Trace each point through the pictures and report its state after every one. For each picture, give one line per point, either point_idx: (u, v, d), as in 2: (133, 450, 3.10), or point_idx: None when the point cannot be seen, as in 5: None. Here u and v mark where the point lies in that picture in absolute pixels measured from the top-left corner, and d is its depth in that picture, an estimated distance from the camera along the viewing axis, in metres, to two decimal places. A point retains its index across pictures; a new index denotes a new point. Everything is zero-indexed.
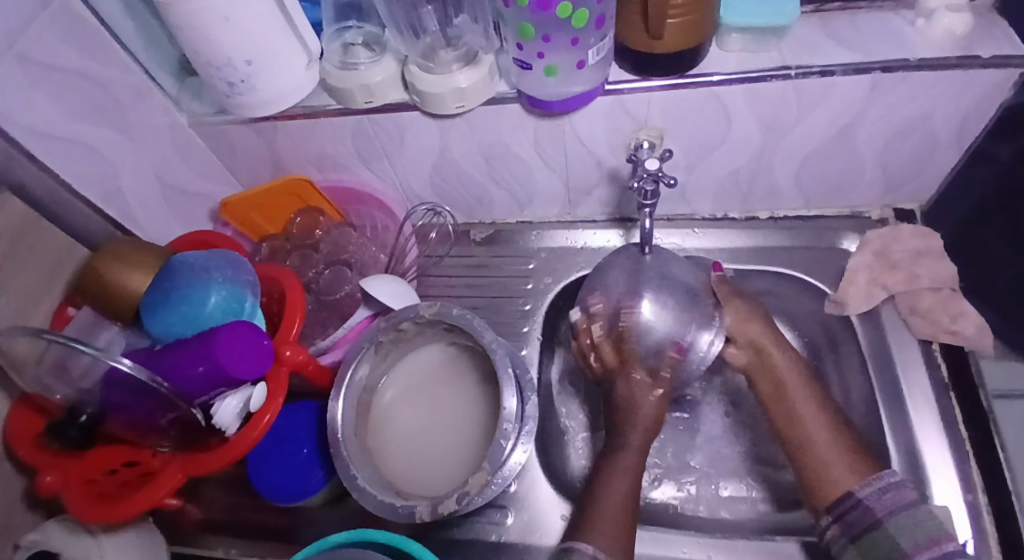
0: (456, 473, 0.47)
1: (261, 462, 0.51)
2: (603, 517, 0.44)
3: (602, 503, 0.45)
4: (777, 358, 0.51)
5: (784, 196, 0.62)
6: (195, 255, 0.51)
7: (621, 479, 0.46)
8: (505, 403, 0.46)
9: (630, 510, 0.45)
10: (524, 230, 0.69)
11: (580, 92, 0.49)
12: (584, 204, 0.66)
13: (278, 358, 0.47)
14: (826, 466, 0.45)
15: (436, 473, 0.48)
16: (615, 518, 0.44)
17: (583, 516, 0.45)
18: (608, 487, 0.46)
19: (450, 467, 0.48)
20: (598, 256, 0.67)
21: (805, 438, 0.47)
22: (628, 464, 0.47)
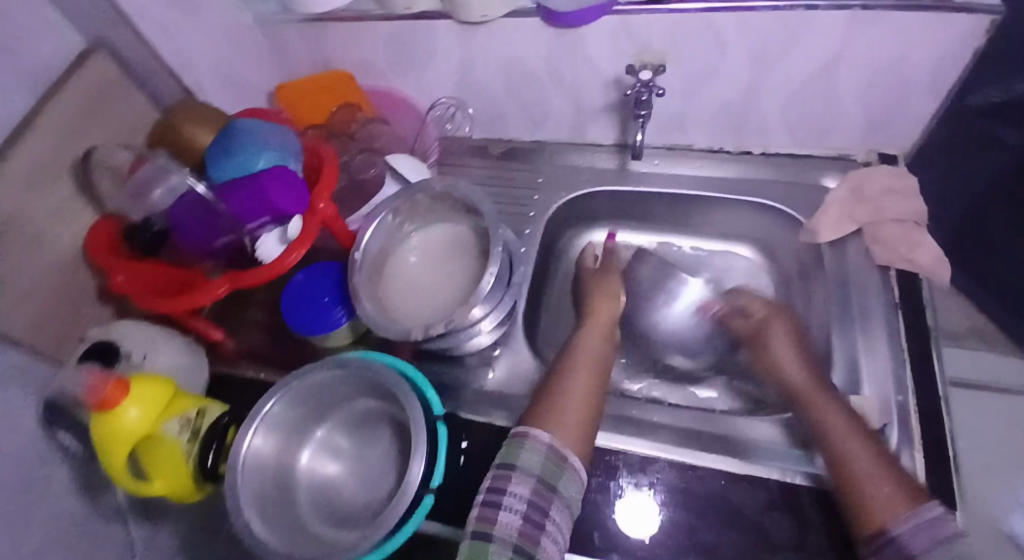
0: (445, 312, 0.56)
1: (290, 304, 0.62)
2: (867, 483, 0.44)
3: (855, 461, 0.45)
4: (785, 364, 0.57)
5: (776, 134, 0.68)
6: (255, 124, 0.60)
7: (572, 395, 0.52)
8: (491, 262, 0.56)
9: (591, 407, 0.52)
10: (538, 150, 0.75)
11: (569, 11, 0.57)
12: (591, 129, 0.72)
13: (313, 210, 0.56)
14: (864, 482, 0.44)
15: (432, 314, 0.57)
16: (574, 422, 0.50)
17: (543, 409, 0.51)
18: (563, 391, 0.53)
19: (441, 310, 0.57)
20: (600, 177, 0.72)
21: (841, 449, 0.47)
22: (581, 388, 0.53)
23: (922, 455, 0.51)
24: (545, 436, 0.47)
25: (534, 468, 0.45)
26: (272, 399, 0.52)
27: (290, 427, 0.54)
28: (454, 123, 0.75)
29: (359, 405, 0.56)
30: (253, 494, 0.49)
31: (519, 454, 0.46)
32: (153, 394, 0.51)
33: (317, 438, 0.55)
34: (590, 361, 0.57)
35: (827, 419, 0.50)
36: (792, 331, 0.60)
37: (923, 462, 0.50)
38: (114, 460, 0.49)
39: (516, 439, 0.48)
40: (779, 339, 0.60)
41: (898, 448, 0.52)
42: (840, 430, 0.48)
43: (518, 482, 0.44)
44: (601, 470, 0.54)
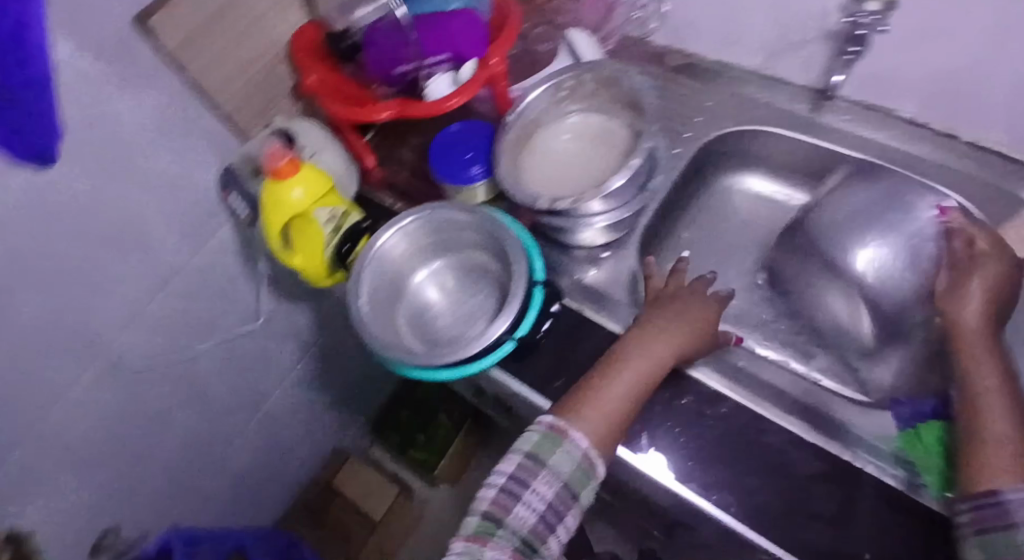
0: (573, 191, 0.58)
1: (437, 150, 0.67)
2: (990, 444, 0.37)
3: (992, 427, 0.38)
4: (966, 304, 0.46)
5: (996, 126, 0.58)
6: None
7: (615, 389, 0.48)
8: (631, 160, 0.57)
9: (628, 411, 0.48)
10: (716, 71, 0.72)
11: None
12: (783, 61, 0.67)
13: (484, 64, 0.58)
14: (986, 445, 0.37)
15: (561, 190, 0.59)
16: (603, 423, 0.47)
17: (586, 395, 0.48)
18: (609, 381, 0.48)
19: (570, 189, 0.58)
20: (770, 118, 0.67)
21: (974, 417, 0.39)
22: (627, 388, 0.48)
23: None
24: (579, 442, 0.45)
25: (564, 472, 0.44)
26: (406, 221, 0.59)
27: (413, 249, 0.60)
28: (643, 13, 0.73)
29: (476, 256, 0.61)
30: (368, 282, 0.58)
31: (551, 449, 0.45)
32: (314, 180, 0.58)
33: (433, 269, 0.62)
34: (648, 360, 0.50)
35: (976, 374, 0.42)
36: (1008, 275, 0.47)
37: None
38: (272, 225, 0.58)
39: (551, 432, 0.46)
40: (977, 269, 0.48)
41: None
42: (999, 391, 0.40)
43: (540, 481, 0.44)
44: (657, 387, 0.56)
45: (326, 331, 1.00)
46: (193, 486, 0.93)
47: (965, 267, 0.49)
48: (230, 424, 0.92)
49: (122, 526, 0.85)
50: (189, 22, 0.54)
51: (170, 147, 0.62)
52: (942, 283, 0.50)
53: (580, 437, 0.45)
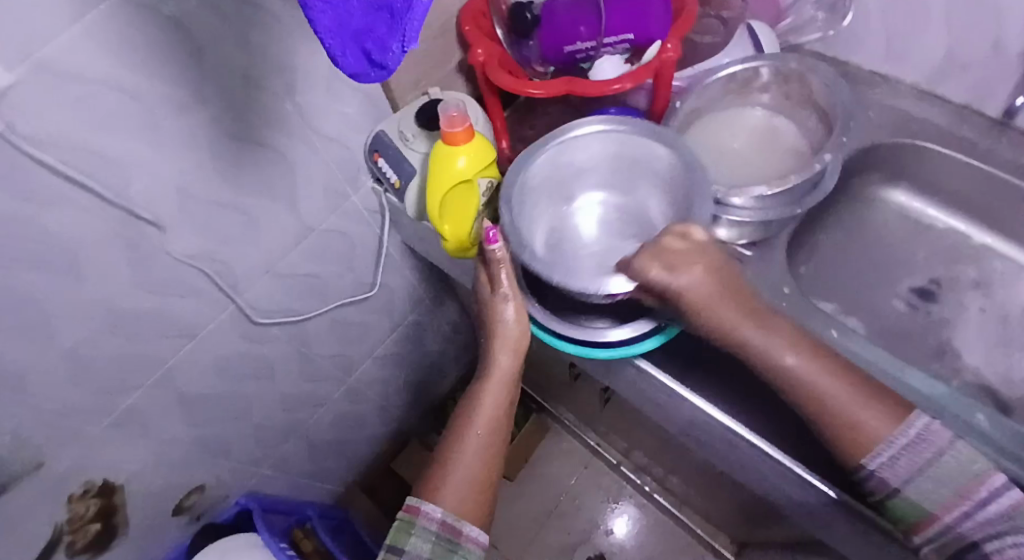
0: (745, 180, 0.59)
1: None
2: (848, 423, 0.43)
3: (836, 406, 0.43)
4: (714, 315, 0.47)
5: None
6: None
7: (469, 455, 0.57)
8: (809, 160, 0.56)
9: (482, 471, 0.56)
10: (871, 83, 0.70)
11: None
12: (952, 81, 0.65)
13: (662, 50, 0.57)
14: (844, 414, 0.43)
15: (728, 176, 0.59)
16: (476, 464, 0.56)
17: (445, 477, 0.55)
18: (459, 462, 0.56)
19: (741, 177, 0.59)
20: (931, 137, 0.66)
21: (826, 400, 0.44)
22: (487, 425, 0.58)
23: None
24: (428, 516, 0.53)
25: (421, 549, 0.51)
26: (550, 142, 0.57)
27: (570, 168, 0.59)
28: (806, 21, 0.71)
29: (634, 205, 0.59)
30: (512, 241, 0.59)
31: (409, 535, 0.52)
32: (480, 150, 0.57)
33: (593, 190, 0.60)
34: (484, 422, 0.58)
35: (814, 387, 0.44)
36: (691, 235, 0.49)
37: None
38: (432, 189, 0.58)
39: (402, 530, 0.53)
40: (690, 251, 0.47)
41: None
42: (739, 321, 0.46)
43: (426, 518, 0.53)
44: None
45: (421, 310, 1.00)
46: (279, 448, 0.95)
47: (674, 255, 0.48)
48: (322, 391, 0.94)
49: (216, 478, 0.87)
50: None
51: (334, 107, 0.63)
52: (671, 240, 0.49)
53: (444, 513, 0.53)
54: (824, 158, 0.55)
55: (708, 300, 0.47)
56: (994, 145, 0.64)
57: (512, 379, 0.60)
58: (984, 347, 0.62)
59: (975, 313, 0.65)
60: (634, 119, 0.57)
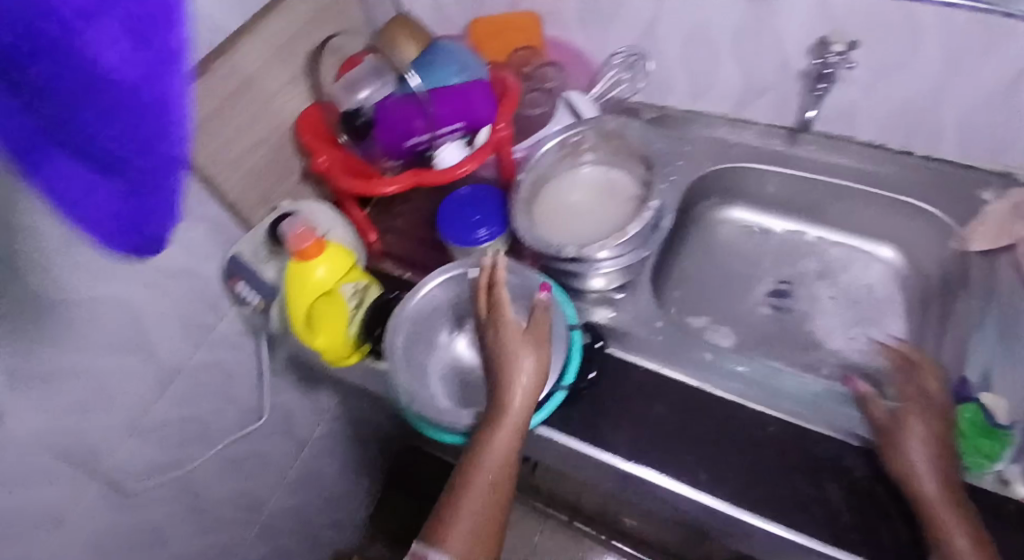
0: (589, 236, 0.61)
1: (447, 212, 0.68)
2: (942, 527, 0.44)
3: (941, 514, 0.45)
4: (912, 453, 0.48)
5: (943, 141, 0.68)
6: (458, 47, 0.66)
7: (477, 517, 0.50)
8: (643, 207, 0.61)
9: (494, 522, 0.51)
10: (689, 120, 0.78)
11: None
12: (752, 107, 0.74)
13: (494, 129, 0.62)
14: (947, 528, 0.44)
15: (573, 235, 0.62)
16: (472, 550, 0.49)
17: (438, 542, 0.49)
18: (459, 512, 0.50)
19: (585, 234, 0.62)
20: (749, 154, 0.74)
21: (927, 500, 0.46)
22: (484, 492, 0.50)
23: None
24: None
25: None
26: (399, 330, 0.57)
27: (455, 303, 0.60)
28: (621, 81, 0.77)
29: None
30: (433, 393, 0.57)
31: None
32: (339, 258, 0.57)
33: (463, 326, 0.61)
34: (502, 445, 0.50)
35: (935, 511, 0.45)
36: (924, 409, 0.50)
37: None
38: (296, 305, 0.56)
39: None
40: (915, 421, 0.49)
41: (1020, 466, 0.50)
42: (922, 469, 0.47)
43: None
44: (700, 413, 0.58)
45: (328, 418, 0.95)
46: None
47: (898, 426, 0.50)
48: (230, 537, 0.85)
49: None
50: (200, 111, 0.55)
51: (178, 239, 0.61)
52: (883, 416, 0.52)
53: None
54: (654, 204, 0.60)
55: (914, 450, 0.48)
56: (799, 149, 0.73)
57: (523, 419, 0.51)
58: (840, 328, 0.70)
59: (827, 301, 0.72)
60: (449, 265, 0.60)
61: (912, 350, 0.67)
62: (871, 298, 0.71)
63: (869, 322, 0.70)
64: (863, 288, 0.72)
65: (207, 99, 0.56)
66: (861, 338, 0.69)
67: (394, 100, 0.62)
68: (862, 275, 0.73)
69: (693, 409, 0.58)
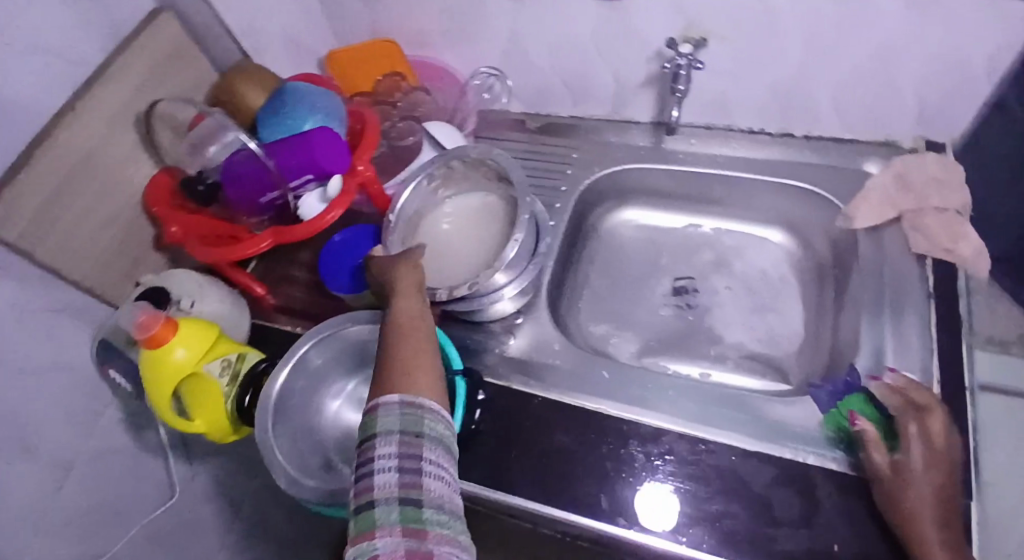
0: (465, 273, 0.60)
1: (329, 259, 0.65)
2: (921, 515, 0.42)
3: (917, 504, 0.43)
4: (906, 449, 0.46)
5: (820, 119, 0.67)
6: (307, 88, 0.62)
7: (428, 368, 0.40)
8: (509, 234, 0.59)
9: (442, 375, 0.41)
10: (574, 126, 0.76)
11: None
12: (631, 106, 0.72)
13: (352, 171, 0.59)
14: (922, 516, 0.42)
15: (450, 274, 0.61)
16: (434, 369, 0.40)
17: (403, 368, 0.39)
18: (414, 345, 0.42)
19: (461, 271, 0.61)
20: (635, 155, 0.73)
21: (911, 495, 0.43)
22: (427, 337, 0.44)
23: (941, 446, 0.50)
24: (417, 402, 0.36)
25: (401, 437, 0.35)
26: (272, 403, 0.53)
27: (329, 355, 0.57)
28: (490, 92, 0.76)
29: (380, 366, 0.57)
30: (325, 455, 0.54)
31: (422, 425, 0.36)
32: (198, 335, 0.55)
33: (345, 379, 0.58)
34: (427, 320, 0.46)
35: (911, 497, 0.43)
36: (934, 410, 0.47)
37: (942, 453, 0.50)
38: (160, 395, 0.54)
39: (407, 407, 0.36)
40: (924, 416, 0.47)
41: None
42: (908, 457, 0.45)
43: (430, 447, 0.35)
44: (603, 433, 0.55)
45: None
46: None
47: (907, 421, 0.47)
48: None
49: None
50: (27, 205, 0.52)
51: (39, 333, 0.57)
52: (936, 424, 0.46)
53: (405, 395, 0.37)
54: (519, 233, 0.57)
55: (913, 449, 0.45)
56: (676, 143, 0.72)
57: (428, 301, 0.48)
58: (746, 320, 0.69)
59: (732, 293, 0.71)
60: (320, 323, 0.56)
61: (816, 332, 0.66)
62: (775, 284, 0.71)
63: (774, 309, 0.69)
64: (766, 274, 0.71)
65: (36, 190, 0.52)
66: (769, 326, 0.68)
67: (241, 157, 0.58)
68: (764, 261, 0.72)
69: (589, 430, 0.55)
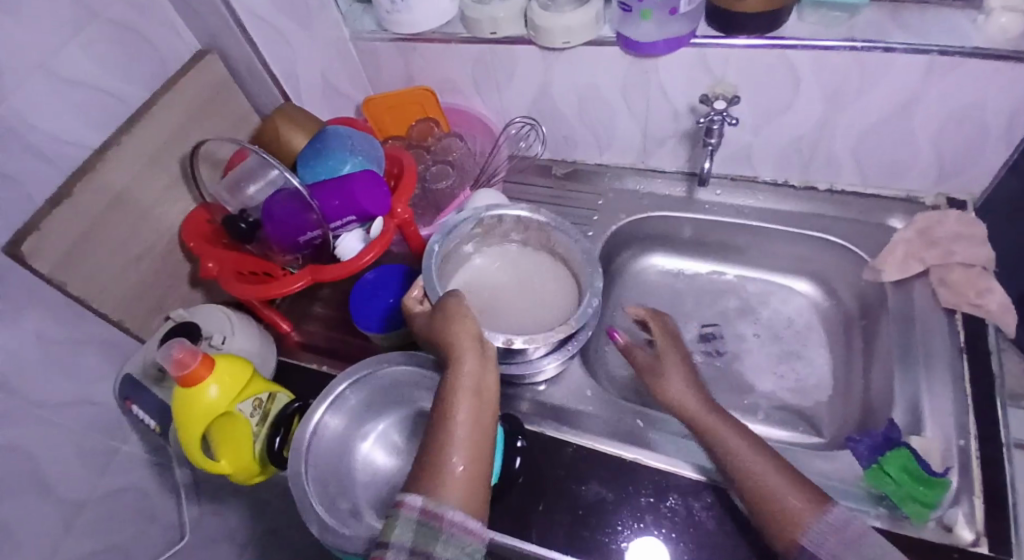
0: (517, 328, 0.60)
1: (358, 297, 0.65)
2: (768, 491, 0.43)
3: (766, 479, 0.44)
4: (700, 416, 0.50)
5: (841, 172, 0.69)
6: (347, 131, 0.64)
7: (467, 458, 0.39)
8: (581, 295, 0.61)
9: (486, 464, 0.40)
10: (599, 173, 0.78)
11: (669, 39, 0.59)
12: (656, 156, 0.74)
13: (392, 214, 0.61)
14: (773, 495, 0.43)
15: (501, 322, 0.61)
16: (474, 468, 0.39)
17: (441, 463, 0.38)
18: (459, 434, 0.40)
19: (512, 324, 0.61)
20: (660, 203, 0.74)
21: (751, 472, 0.45)
22: (474, 420, 0.42)
23: (982, 502, 0.49)
24: (452, 512, 0.36)
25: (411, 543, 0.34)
26: (307, 442, 0.52)
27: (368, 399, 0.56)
28: (527, 142, 0.78)
29: (416, 409, 0.57)
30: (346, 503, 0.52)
31: (434, 544, 0.35)
32: (232, 373, 0.54)
33: (377, 422, 0.57)
34: (478, 388, 0.44)
35: (758, 474, 0.44)
36: (694, 382, 0.54)
37: (984, 510, 0.49)
38: (188, 435, 0.52)
39: (427, 515, 0.35)
40: (673, 376, 0.54)
41: (956, 503, 0.50)
42: (722, 433, 0.48)
43: None
44: (642, 484, 0.54)
45: None
46: None
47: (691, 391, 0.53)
48: None
49: None
50: (64, 238, 0.52)
51: (65, 368, 0.56)
52: (678, 381, 0.54)
53: (428, 500, 0.36)
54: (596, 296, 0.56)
55: (716, 424, 0.49)
56: (705, 193, 0.74)
57: (486, 365, 0.46)
58: (773, 368, 0.69)
59: (758, 341, 0.71)
60: (360, 363, 0.56)
61: (843, 383, 0.66)
62: (800, 333, 0.71)
63: (800, 358, 0.70)
64: (791, 323, 0.72)
65: (74, 222, 0.53)
66: (796, 376, 0.68)
67: (281, 197, 0.59)
68: (787, 309, 0.73)
69: (626, 481, 0.54)
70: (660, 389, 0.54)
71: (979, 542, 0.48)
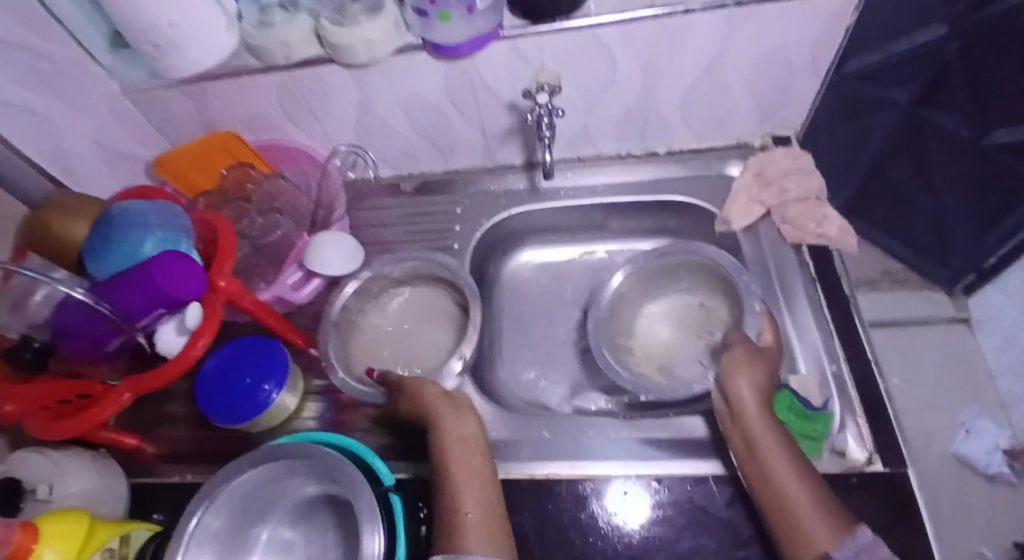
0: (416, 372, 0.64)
1: (206, 386, 0.57)
2: (802, 514, 0.40)
3: (793, 493, 0.41)
4: (751, 419, 0.46)
5: (675, 133, 0.70)
6: (135, 205, 0.54)
7: (476, 509, 0.43)
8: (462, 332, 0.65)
9: (494, 502, 0.44)
10: (449, 180, 0.74)
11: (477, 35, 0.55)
12: (500, 152, 0.71)
13: (215, 289, 0.53)
14: (794, 502, 0.40)
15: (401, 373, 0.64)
16: (486, 514, 0.43)
17: (453, 522, 0.42)
18: (461, 491, 0.44)
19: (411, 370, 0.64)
20: (518, 199, 0.72)
21: (775, 482, 0.42)
22: (468, 465, 0.46)
23: (864, 420, 0.53)
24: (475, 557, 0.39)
25: None
26: None
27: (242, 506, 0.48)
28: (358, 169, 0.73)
29: (300, 495, 0.50)
30: None
31: None
32: (67, 530, 0.45)
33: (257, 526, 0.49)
34: (464, 443, 0.48)
35: (780, 477, 0.42)
36: (762, 383, 0.48)
37: (868, 427, 0.52)
38: None
39: None
40: (747, 368, 0.49)
41: (842, 428, 0.52)
42: (761, 442, 0.44)
43: None
44: (561, 499, 0.52)
45: None
46: None
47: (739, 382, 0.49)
48: None
49: None
50: None
51: None
52: (747, 388, 0.48)
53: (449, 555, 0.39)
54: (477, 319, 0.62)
55: (754, 423, 0.45)
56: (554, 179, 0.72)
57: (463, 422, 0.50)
58: None
59: None
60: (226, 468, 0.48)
61: None
62: None
63: None
64: None
65: None
66: None
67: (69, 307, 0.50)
68: None
69: (546, 503, 0.52)
70: (723, 383, 0.49)
71: (871, 459, 0.50)
